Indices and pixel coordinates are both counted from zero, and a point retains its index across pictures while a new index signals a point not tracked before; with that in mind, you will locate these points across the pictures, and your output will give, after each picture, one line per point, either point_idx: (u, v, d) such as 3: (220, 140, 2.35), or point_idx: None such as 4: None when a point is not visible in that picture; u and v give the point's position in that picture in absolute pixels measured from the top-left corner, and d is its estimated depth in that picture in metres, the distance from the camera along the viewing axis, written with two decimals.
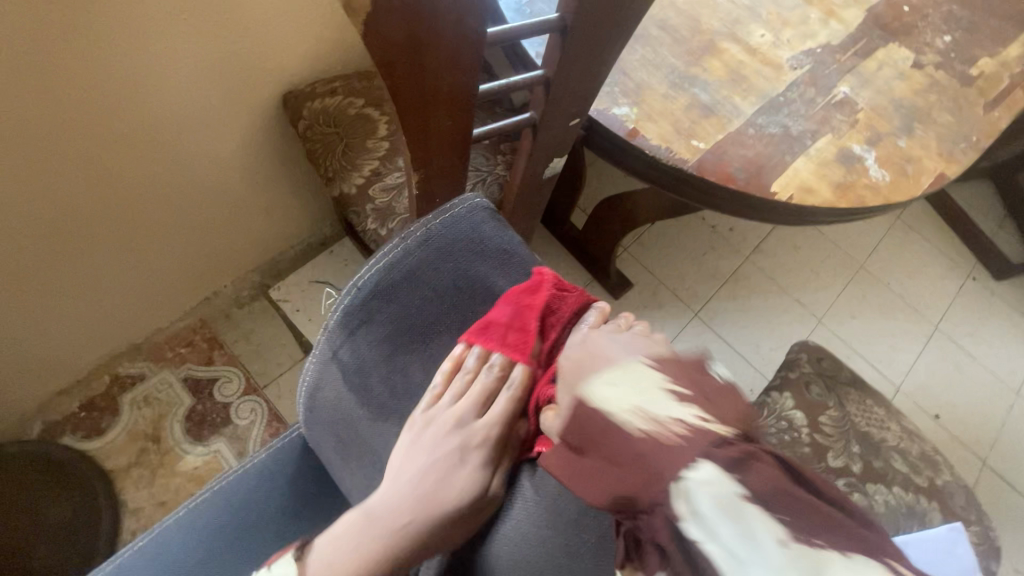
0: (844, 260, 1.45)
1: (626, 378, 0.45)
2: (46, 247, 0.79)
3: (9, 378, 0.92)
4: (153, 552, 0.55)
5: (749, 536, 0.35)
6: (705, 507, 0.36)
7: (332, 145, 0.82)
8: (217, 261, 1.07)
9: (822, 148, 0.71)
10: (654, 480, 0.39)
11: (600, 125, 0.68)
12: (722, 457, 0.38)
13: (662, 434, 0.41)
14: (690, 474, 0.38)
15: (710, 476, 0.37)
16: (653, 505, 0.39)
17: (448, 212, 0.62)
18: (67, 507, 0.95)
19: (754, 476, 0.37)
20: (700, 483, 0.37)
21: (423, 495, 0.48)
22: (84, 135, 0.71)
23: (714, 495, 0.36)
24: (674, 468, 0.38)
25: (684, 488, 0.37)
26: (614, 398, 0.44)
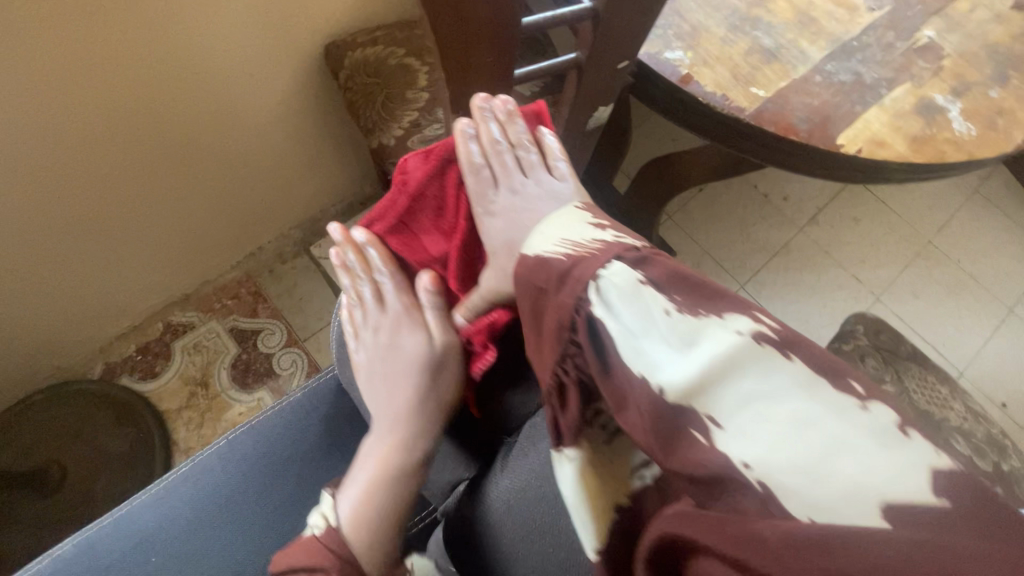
0: (909, 235, 1.34)
1: (552, 225, 0.46)
2: (100, 194, 0.82)
3: (71, 320, 0.97)
4: (197, 480, 0.58)
5: (700, 348, 0.33)
6: (615, 300, 0.36)
7: (372, 95, 0.81)
8: (261, 216, 1.09)
9: (899, 98, 0.64)
10: (574, 293, 0.38)
11: (650, 70, 0.64)
12: (656, 275, 0.37)
13: (585, 254, 0.40)
14: (604, 273, 0.37)
15: (712, 343, 0.33)
16: (575, 313, 0.37)
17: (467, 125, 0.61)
18: (126, 443, 1.01)
19: (757, 332, 0.33)
20: (617, 283, 0.37)
21: (390, 400, 0.54)
22: (135, 86, 0.72)
23: (665, 323, 0.35)
24: (587, 275, 0.38)
25: (606, 293, 0.36)
26: (548, 242, 0.44)
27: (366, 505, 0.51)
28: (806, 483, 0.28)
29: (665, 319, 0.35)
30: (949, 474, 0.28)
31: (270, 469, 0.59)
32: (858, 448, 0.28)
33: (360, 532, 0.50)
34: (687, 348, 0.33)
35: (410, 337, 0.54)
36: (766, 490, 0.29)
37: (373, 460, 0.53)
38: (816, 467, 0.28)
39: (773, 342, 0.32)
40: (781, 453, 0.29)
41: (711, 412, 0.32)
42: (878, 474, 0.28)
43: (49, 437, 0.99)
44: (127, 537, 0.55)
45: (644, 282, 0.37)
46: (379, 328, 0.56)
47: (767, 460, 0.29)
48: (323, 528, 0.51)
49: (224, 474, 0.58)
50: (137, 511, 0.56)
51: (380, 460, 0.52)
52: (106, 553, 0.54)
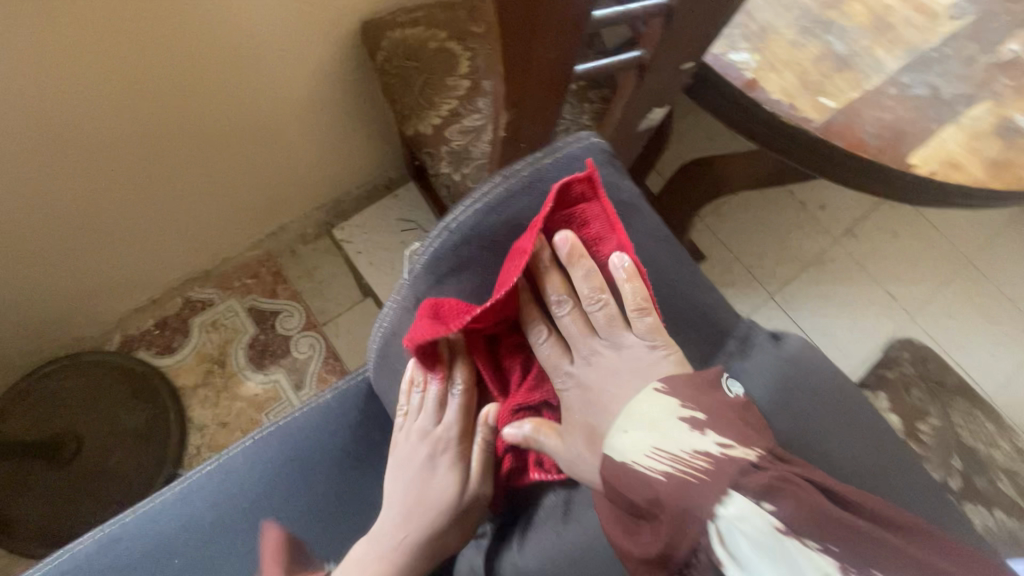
0: (949, 253, 1.29)
1: (643, 422, 0.45)
2: (126, 162, 0.80)
3: (91, 290, 0.96)
4: (221, 477, 0.57)
5: (778, 561, 0.37)
6: (740, 542, 0.38)
7: (410, 80, 0.77)
8: (286, 195, 1.07)
9: (978, 116, 0.60)
10: (686, 518, 0.40)
11: (713, 73, 0.60)
12: (746, 484, 0.40)
13: (688, 478, 0.41)
14: (723, 511, 0.39)
15: (744, 520, 0.38)
16: (695, 541, 0.40)
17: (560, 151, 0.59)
18: (142, 417, 1.01)
19: (787, 504, 0.39)
20: (742, 528, 0.38)
21: (406, 498, 0.54)
22: (167, 56, 0.69)
23: (757, 547, 0.38)
24: (705, 513, 0.40)
25: (728, 532, 0.39)
26: (644, 448, 0.44)
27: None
28: None
29: (763, 544, 0.38)
30: (841, 565, 0.37)
31: (295, 469, 0.57)
32: (808, 555, 0.37)
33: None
34: (761, 551, 0.38)
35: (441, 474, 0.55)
36: None
37: (393, 541, 0.52)
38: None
39: (837, 561, 0.37)
40: None
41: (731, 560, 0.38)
42: None
43: (66, 407, 0.98)
44: (151, 533, 0.54)
45: (777, 525, 0.38)
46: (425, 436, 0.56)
47: None
48: None
49: (248, 471, 0.57)
50: (162, 506, 0.55)
51: (396, 551, 0.52)
52: (130, 548, 0.54)
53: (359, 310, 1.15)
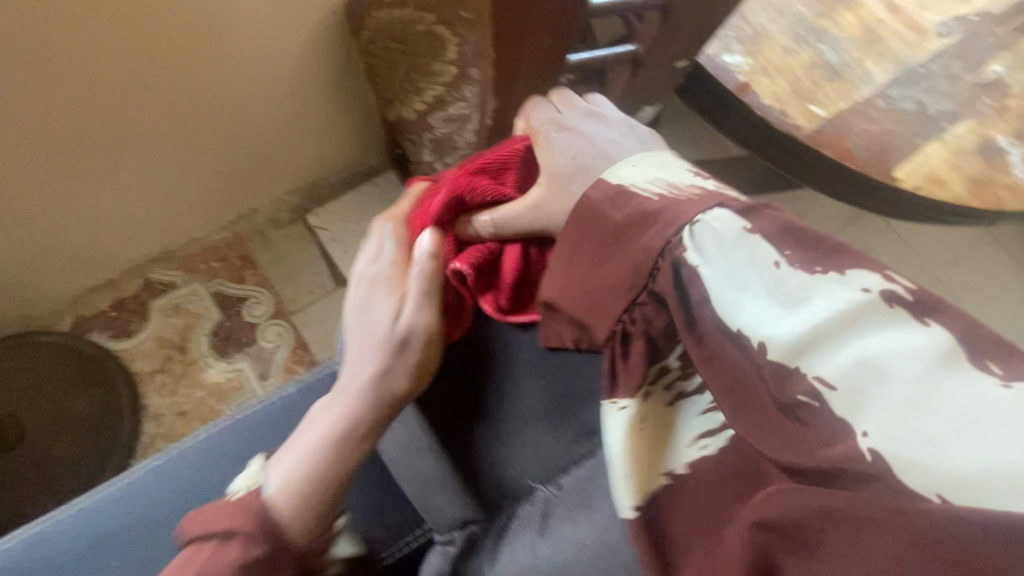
0: (918, 270, 1.32)
1: (642, 159, 0.45)
2: (87, 124, 0.74)
3: (43, 264, 0.90)
4: (171, 472, 0.53)
5: (753, 266, 0.35)
6: (708, 245, 0.37)
7: (395, 63, 0.74)
8: (260, 177, 1.02)
9: (961, 134, 0.60)
10: (662, 236, 0.39)
11: (707, 73, 0.59)
12: (768, 226, 0.37)
13: (679, 199, 0.40)
14: (704, 217, 0.38)
15: (826, 300, 0.33)
16: (662, 256, 0.39)
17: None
18: (92, 402, 0.95)
19: (762, 222, 0.37)
20: (715, 229, 0.37)
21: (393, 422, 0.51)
22: (136, 16, 0.65)
23: (771, 278, 0.34)
24: (682, 221, 0.39)
25: (699, 242, 0.37)
26: (638, 173, 0.43)
27: (298, 473, 0.46)
28: (875, 408, 0.30)
29: (783, 283, 0.34)
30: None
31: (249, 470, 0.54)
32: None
33: (290, 495, 0.45)
34: (794, 302, 0.34)
35: (381, 307, 0.50)
36: (867, 451, 0.29)
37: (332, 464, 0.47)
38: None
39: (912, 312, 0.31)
40: (837, 365, 0.31)
41: (811, 368, 0.32)
42: (977, 407, 0.27)
43: (9, 389, 0.92)
44: (88, 532, 0.51)
45: (749, 227, 0.36)
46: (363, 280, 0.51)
47: (826, 375, 0.31)
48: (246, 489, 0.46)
49: (201, 467, 0.54)
50: (103, 503, 0.52)
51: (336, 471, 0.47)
52: (66, 546, 0.51)
53: (330, 300, 1.11)
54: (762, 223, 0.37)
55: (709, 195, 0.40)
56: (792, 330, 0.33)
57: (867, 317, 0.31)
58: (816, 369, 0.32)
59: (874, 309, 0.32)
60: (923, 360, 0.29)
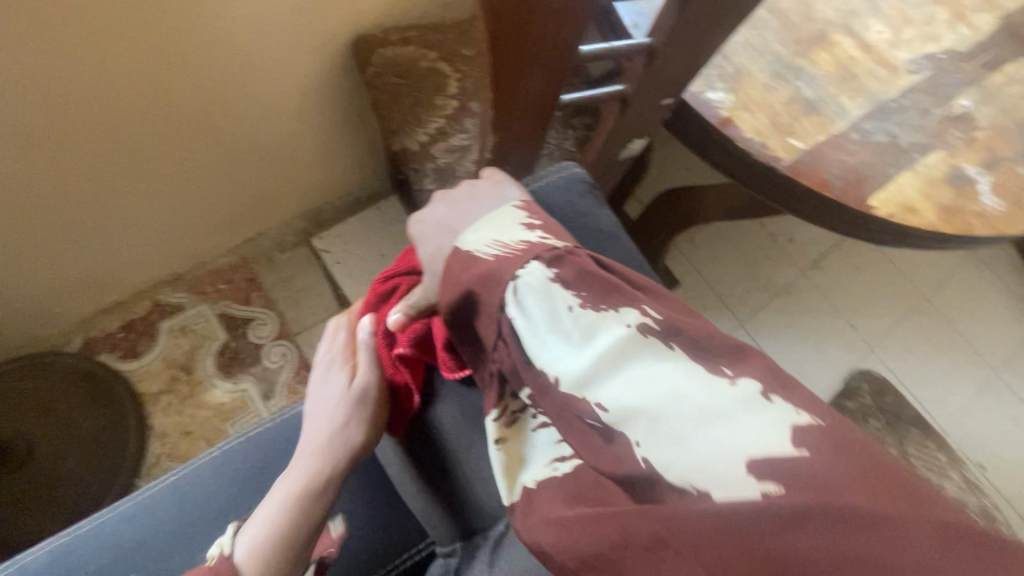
0: (906, 289, 1.36)
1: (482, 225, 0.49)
2: (105, 154, 0.79)
3: (57, 286, 0.93)
4: (187, 488, 0.55)
5: (557, 316, 0.40)
6: (528, 293, 0.41)
7: (399, 97, 0.79)
8: (266, 201, 1.06)
9: (932, 164, 0.64)
10: (497, 294, 0.43)
11: (691, 110, 0.63)
12: (570, 274, 0.42)
13: (509, 258, 0.44)
14: (523, 274, 0.43)
15: (607, 336, 0.37)
16: (499, 314, 0.43)
17: (549, 177, 0.64)
18: (99, 422, 0.97)
19: (565, 270, 0.42)
20: (530, 282, 0.42)
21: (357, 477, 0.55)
22: (155, 55, 0.70)
23: (562, 318, 0.39)
24: (508, 276, 0.43)
25: (521, 288, 0.42)
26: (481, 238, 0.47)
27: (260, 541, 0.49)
28: (675, 454, 0.32)
29: (578, 323, 0.39)
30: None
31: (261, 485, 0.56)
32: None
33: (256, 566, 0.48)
34: (583, 338, 0.38)
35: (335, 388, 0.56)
36: (647, 465, 0.33)
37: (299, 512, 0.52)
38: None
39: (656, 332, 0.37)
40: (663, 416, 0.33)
41: (599, 400, 0.36)
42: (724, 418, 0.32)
43: (18, 409, 0.94)
44: (105, 546, 0.53)
45: (551, 277, 0.42)
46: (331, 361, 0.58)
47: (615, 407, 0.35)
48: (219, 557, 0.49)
49: (216, 482, 0.56)
50: (120, 519, 0.54)
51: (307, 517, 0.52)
52: (83, 559, 0.52)
53: None
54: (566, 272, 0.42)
55: (534, 247, 0.45)
56: (581, 366, 0.37)
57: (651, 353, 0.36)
58: (596, 397, 0.36)
59: (631, 337, 0.37)
60: (664, 375, 0.34)
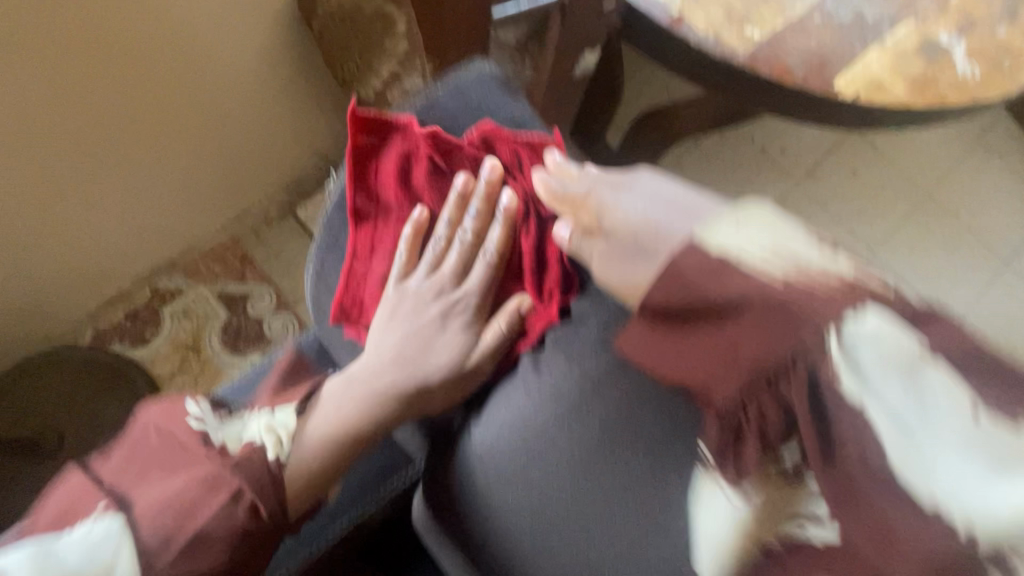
0: (907, 187, 1.31)
1: (730, 218, 0.42)
2: (75, 157, 0.79)
3: (57, 287, 0.96)
4: None
5: (908, 382, 0.32)
6: (867, 354, 0.33)
7: (348, 48, 0.78)
8: (245, 179, 1.06)
9: (901, 37, 0.60)
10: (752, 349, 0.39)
11: (640, 13, 0.60)
12: (897, 322, 0.34)
13: (811, 286, 0.37)
14: (851, 326, 0.34)
15: (947, 407, 0.31)
16: (794, 364, 0.36)
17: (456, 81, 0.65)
18: (120, 407, 1.02)
19: (886, 314, 0.34)
20: (866, 339, 0.34)
21: (393, 365, 0.53)
22: (99, 44, 0.69)
23: (893, 384, 0.32)
24: (833, 322, 0.35)
25: (859, 346, 0.34)
26: (736, 236, 0.41)
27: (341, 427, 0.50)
28: (979, 508, 0.29)
29: (918, 392, 0.32)
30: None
31: None
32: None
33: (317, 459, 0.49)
34: (915, 397, 0.32)
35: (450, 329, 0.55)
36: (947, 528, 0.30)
37: (345, 411, 0.51)
38: (1000, 468, 0.29)
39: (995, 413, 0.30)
40: (947, 435, 0.31)
41: (953, 488, 0.30)
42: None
43: (43, 402, 0.99)
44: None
45: (897, 333, 0.33)
46: (438, 296, 0.56)
47: (914, 463, 0.31)
48: (272, 454, 0.47)
49: None
50: None
51: (353, 405, 0.51)
52: None
53: None
54: (886, 320, 0.34)
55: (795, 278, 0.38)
56: (949, 443, 0.30)
57: (949, 408, 0.31)
58: (927, 477, 0.31)
59: (957, 406, 0.31)
60: (966, 448, 0.30)
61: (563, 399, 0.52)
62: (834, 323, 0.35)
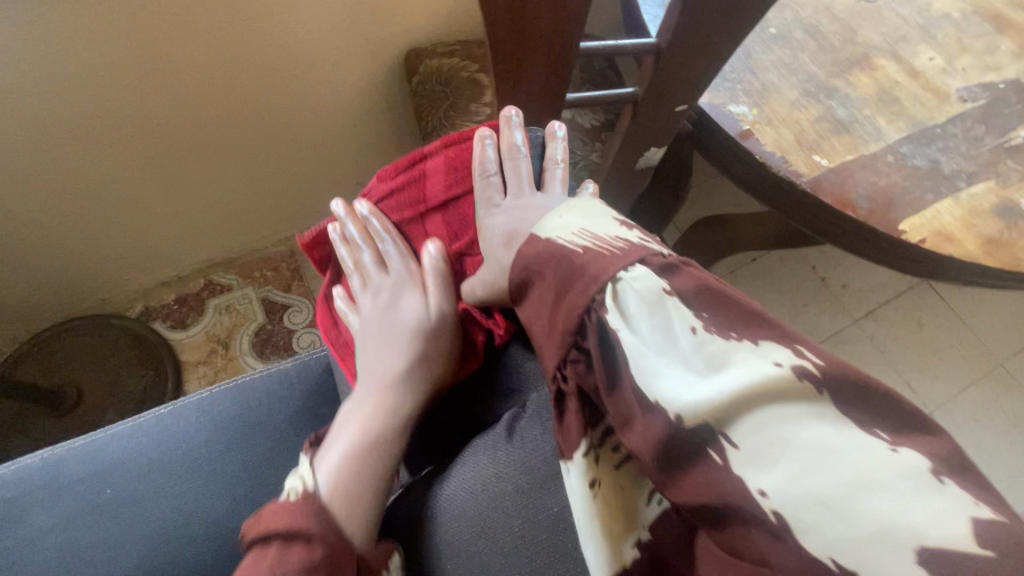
0: (977, 353, 1.22)
1: (568, 209, 0.48)
2: (176, 147, 0.89)
3: (125, 255, 1.04)
4: (171, 422, 0.60)
5: (673, 332, 0.37)
6: (635, 304, 0.38)
7: (437, 103, 0.85)
8: (316, 199, 1.14)
9: (978, 194, 0.59)
10: (587, 294, 0.40)
11: (711, 121, 0.62)
12: (684, 285, 0.39)
13: (608, 253, 0.42)
14: (626, 275, 0.40)
15: (739, 370, 0.34)
16: (589, 313, 0.39)
17: (510, 136, 0.61)
18: (141, 381, 1.06)
19: (677, 280, 0.40)
20: (642, 288, 0.38)
21: (355, 401, 0.55)
22: (227, 61, 0.79)
23: (688, 349, 0.36)
24: (609, 273, 0.40)
25: (627, 287, 0.39)
26: (566, 224, 0.46)
27: (345, 468, 0.50)
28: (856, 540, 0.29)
29: (716, 359, 0.35)
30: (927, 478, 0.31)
31: (233, 434, 0.60)
32: (744, 362, 0.35)
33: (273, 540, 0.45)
34: (711, 370, 0.35)
35: (408, 300, 0.61)
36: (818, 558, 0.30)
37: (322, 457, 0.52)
38: (711, 371, 0.35)
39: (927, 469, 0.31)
40: (792, 470, 0.31)
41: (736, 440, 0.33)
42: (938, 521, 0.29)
43: (77, 359, 1.04)
44: (95, 460, 0.58)
45: (665, 289, 0.38)
46: (372, 315, 0.61)
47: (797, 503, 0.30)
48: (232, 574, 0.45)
49: (198, 420, 0.60)
50: (108, 440, 0.59)
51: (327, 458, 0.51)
52: (65, 474, 0.57)
53: None
54: (679, 284, 0.39)
55: (634, 249, 0.42)
56: (702, 393, 0.34)
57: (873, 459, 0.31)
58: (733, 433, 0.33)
59: (809, 406, 0.33)
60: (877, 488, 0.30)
61: (531, 472, 0.46)
62: (612, 277, 0.40)
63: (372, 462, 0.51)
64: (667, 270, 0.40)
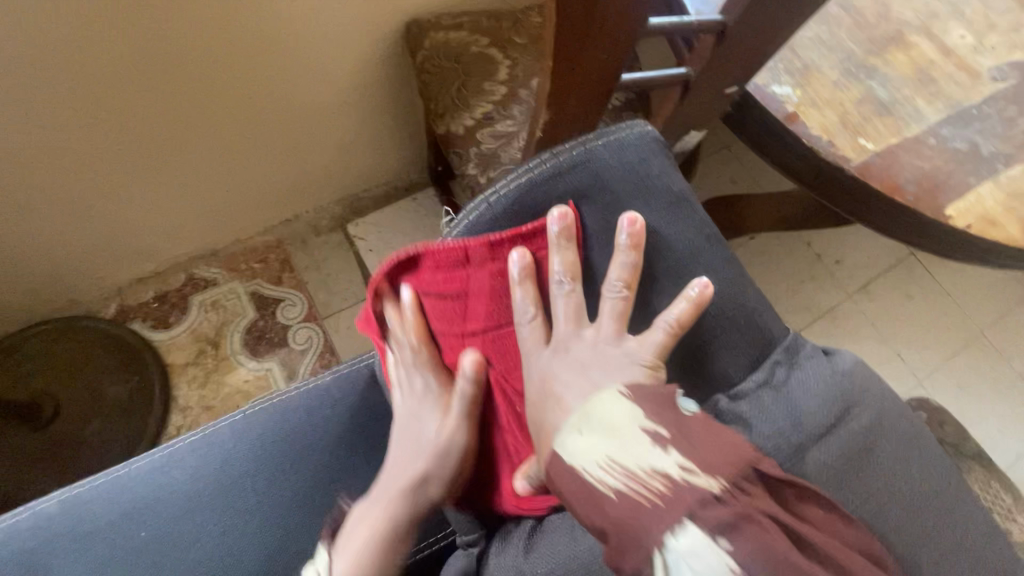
0: (958, 322, 1.27)
1: (595, 423, 0.45)
2: (156, 131, 0.80)
3: (100, 253, 0.95)
4: (208, 447, 0.59)
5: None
6: (684, 571, 0.38)
7: (448, 81, 0.78)
8: (305, 186, 1.06)
9: (1016, 176, 0.59)
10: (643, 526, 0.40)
11: (755, 102, 0.60)
12: (738, 541, 0.38)
13: (640, 496, 0.41)
14: (674, 542, 0.39)
15: None
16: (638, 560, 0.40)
17: (612, 135, 0.54)
18: (125, 388, 0.98)
19: (740, 542, 0.38)
20: (687, 559, 0.38)
21: (395, 478, 0.56)
22: (215, 35, 0.71)
23: None
24: (665, 525, 0.39)
25: (672, 562, 0.38)
26: (592, 451, 0.44)
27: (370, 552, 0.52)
28: None
29: None
30: None
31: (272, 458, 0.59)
32: None
33: None
34: None
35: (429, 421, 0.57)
36: None
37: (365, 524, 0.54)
38: None
39: None
40: None
41: None
42: None
43: (51, 366, 0.96)
44: (122, 499, 0.57)
45: (722, 556, 0.38)
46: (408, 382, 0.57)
47: None
48: None
49: (236, 443, 0.59)
50: (141, 471, 0.58)
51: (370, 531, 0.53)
52: (96, 511, 0.56)
53: (362, 308, 1.14)
54: (736, 544, 0.38)
55: (674, 491, 0.40)
56: None
57: None
58: None
59: None
60: None
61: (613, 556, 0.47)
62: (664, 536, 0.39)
63: (389, 537, 0.53)
64: (726, 524, 0.38)
